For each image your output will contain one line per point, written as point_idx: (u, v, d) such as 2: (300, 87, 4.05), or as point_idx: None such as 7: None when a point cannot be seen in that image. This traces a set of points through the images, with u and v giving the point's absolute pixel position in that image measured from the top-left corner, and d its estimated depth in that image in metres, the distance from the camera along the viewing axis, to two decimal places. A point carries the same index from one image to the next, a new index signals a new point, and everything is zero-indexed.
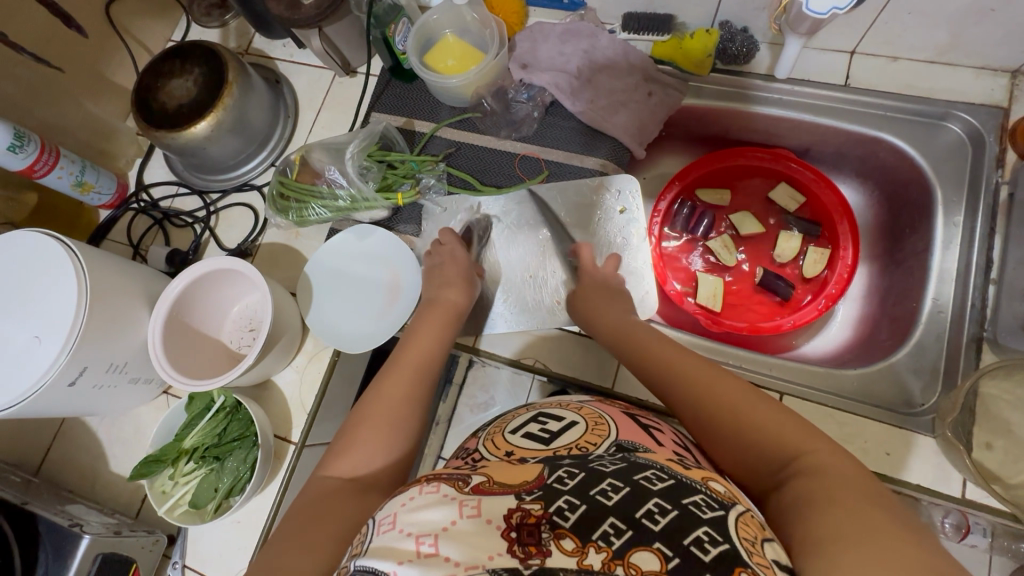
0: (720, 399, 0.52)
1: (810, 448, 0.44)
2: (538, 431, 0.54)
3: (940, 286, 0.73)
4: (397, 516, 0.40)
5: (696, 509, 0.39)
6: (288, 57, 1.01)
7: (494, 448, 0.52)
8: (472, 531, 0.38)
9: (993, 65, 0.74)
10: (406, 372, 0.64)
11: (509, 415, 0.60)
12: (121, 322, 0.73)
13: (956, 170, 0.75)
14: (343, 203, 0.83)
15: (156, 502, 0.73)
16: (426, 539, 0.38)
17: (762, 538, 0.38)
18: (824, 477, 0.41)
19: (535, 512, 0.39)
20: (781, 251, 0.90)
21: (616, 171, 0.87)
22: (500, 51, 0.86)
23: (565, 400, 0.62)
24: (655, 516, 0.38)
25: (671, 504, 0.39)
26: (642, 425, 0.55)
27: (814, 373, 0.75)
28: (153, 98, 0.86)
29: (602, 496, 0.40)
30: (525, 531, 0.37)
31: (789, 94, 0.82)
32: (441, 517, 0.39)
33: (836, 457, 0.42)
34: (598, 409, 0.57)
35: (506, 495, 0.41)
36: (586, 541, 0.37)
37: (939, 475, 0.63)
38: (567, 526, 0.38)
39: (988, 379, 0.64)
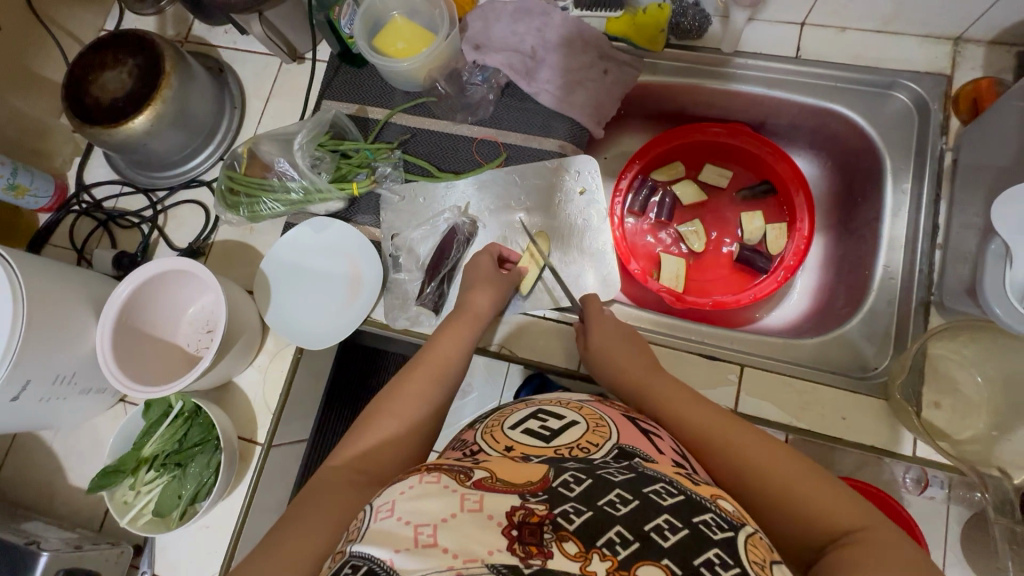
0: (760, 463, 0.48)
1: (863, 525, 0.42)
2: (538, 427, 0.53)
3: (890, 253, 0.75)
4: (394, 503, 0.40)
5: (706, 529, 0.38)
6: (231, 45, 0.96)
7: (493, 442, 0.51)
8: (473, 525, 0.37)
9: (936, 32, 0.76)
10: (434, 367, 0.63)
11: (506, 409, 0.59)
12: (65, 331, 0.69)
13: (903, 138, 0.77)
14: (296, 196, 0.80)
15: (116, 513, 0.71)
16: (425, 528, 0.37)
17: (771, 561, 0.38)
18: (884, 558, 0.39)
19: (539, 512, 0.39)
20: (747, 232, 0.91)
21: (575, 152, 0.86)
22: (451, 31, 0.83)
23: (564, 397, 0.61)
24: (665, 532, 0.38)
25: (682, 522, 0.39)
26: (642, 430, 0.54)
27: (774, 343, 0.77)
28: (86, 92, 0.81)
29: (609, 507, 0.40)
30: (526, 530, 0.37)
31: (765, 70, 0.82)
32: (443, 507, 0.39)
33: (893, 539, 0.41)
34: (598, 410, 0.56)
35: (510, 493, 0.40)
36: (589, 547, 0.36)
37: (892, 436, 0.66)
38: (570, 529, 0.37)
39: (935, 341, 0.66)
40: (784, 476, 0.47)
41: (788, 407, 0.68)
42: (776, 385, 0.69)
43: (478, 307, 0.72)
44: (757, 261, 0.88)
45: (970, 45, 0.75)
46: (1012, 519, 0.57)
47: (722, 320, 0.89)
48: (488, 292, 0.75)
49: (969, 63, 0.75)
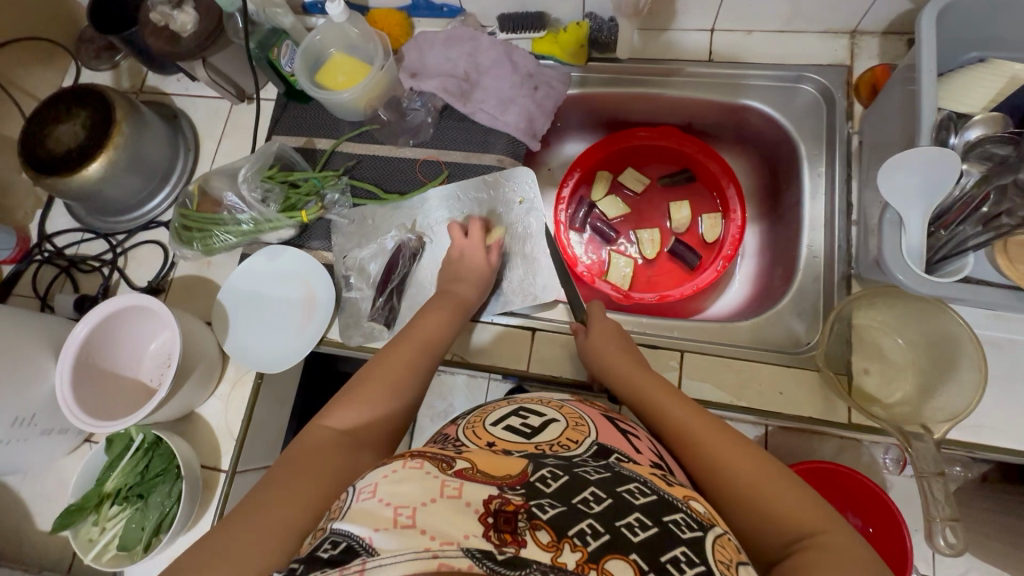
0: (734, 467, 0.51)
1: (826, 531, 0.45)
2: (519, 424, 0.57)
3: (813, 233, 0.78)
4: (377, 486, 0.41)
5: (675, 527, 0.42)
6: (183, 91, 1.01)
7: (474, 436, 0.54)
8: (452, 510, 0.39)
9: (833, 28, 0.81)
10: (415, 348, 0.67)
11: (488, 407, 0.63)
12: (23, 373, 0.71)
13: (815, 126, 0.82)
14: (247, 227, 0.84)
15: (82, 550, 0.71)
16: (405, 509, 0.38)
17: (737, 561, 0.41)
18: (838, 565, 0.41)
19: (515, 501, 0.41)
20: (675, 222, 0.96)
21: (514, 164, 0.90)
22: (386, 62, 0.88)
23: (545, 397, 0.66)
24: (635, 528, 0.40)
25: (652, 521, 0.42)
26: (619, 430, 0.58)
27: (714, 328, 0.79)
28: (41, 145, 0.85)
29: (583, 505, 0.42)
30: (502, 517, 0.39)
31: (768, 86, 0.85)
32: (423, 493, 0.40)
33: (852, 547, 0.43)
34: (577, 410, 0.61)
35: (489, 484, 0.43)
36: (561, 537, 0.38)
37: (825, 405, 0.68)
38: (543, 518, 0.39)
39: (857, 310, 0.69)
40: (754, 480, 0.50)
41: (728, 386, 0.71)
42: (714, 366, 0.72)
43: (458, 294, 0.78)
44: (689, 256, 0.92)
45: (866, 36, 0.81)
46: None
47: (672, 312, 0.92)
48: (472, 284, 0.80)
49: (867, 53, 0.81)
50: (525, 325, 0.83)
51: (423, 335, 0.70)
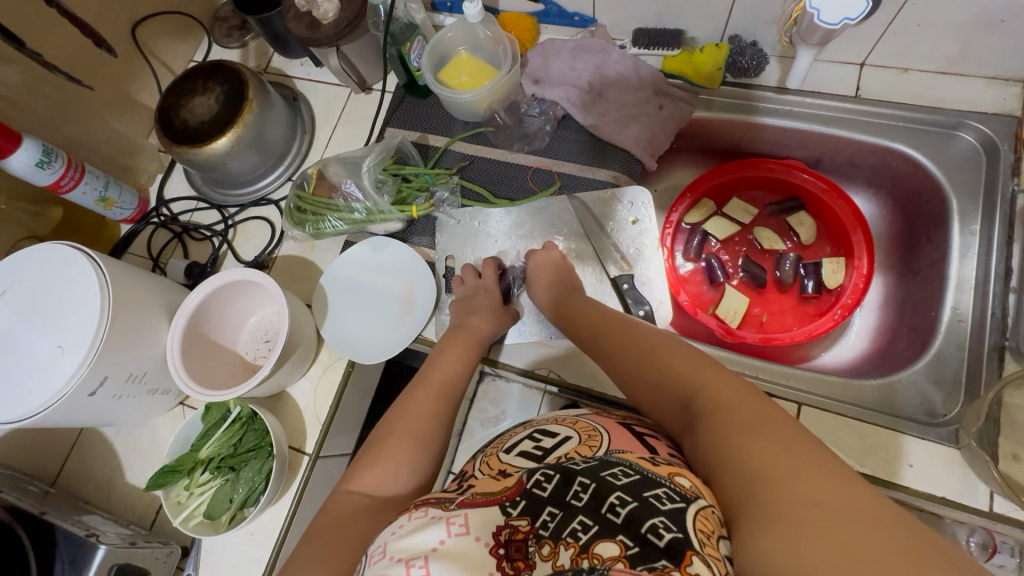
0: (672, 371, 0.52)
1: (748, 407, 0.44)
2: (532, 448, 0.53)
3: (959, 295, 0.72)
4: (386, 546, 0.43)
5: (656, 501, 0.40)
6: (305, 76, 1.04)
7: (486, 469, 0.52)
8: (461, 550, 0.40)
9: (1005, 75, 0.75)
10: (432, 393, 0.65)
11: (506, 435, 0.59)
12: (142, 332, 0.74)
13: (970, 178, 0.76)
14: (360, 216, 0.84)
15: (171, 512, 0.73)
16: (416, 561, 0.40)
17: (720, 533, 0.38)
18: (749, 424, 0.42)
19: (523, 528, 0.41)
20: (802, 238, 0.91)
21: (628, 183, 0.87)
22: (513, 67, 0.88)
23: (561, 414, 0.60)
24: (617, 509, 0.40)
25: (632, 496, 0.41)
26: (636, 434, 0.53)
27: (831, 382, 0.74)
28: (175, 115, 0.89)
29: (573, 499, 0.42)
30: (513, 547, 0.41)
31: (787, 103, 0.84)
32: (430, 538, 0.42)
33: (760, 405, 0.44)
34: (592, 422, 0.55)
35: (491, 506, 0.44)
36: (556, 541, 0.39)
37: (964, 487, 0.62)
38: (546, 534, 0.40)
39: (1011, 388, 0.62)
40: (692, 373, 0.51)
41: (850, 448, 0.65)
42: (837, 427, 0.67)
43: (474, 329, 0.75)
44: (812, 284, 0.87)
45: None
46: None
47: (774, 355, 0.87)
48: (488, 317, 0.77)
49: None
50: None
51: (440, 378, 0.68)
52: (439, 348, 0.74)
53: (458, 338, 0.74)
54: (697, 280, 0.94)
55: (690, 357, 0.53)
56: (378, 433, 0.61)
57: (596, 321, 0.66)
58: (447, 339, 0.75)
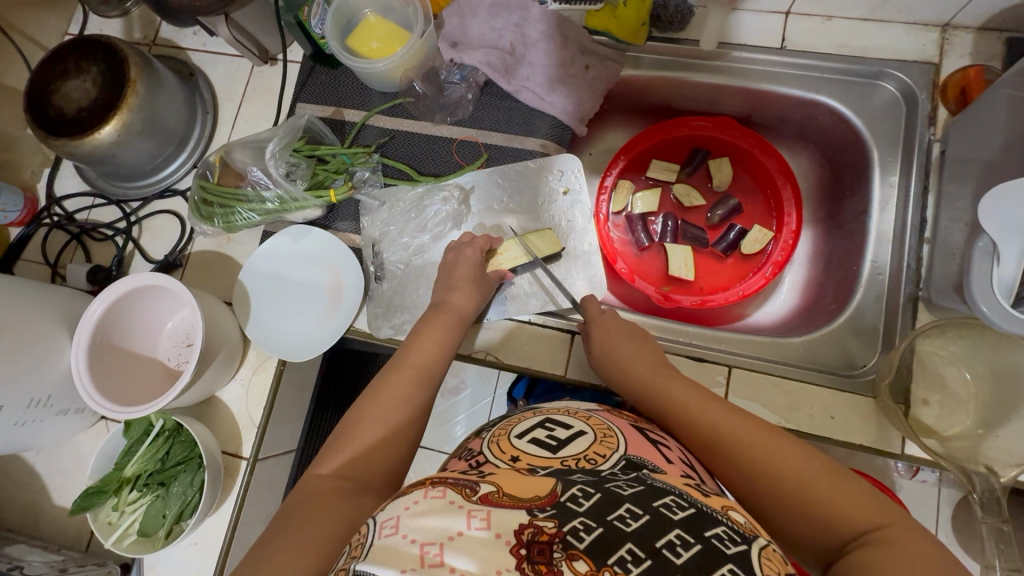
0: (782, 475, 0.48)
1: (877, 515, 0.43)
2: (545, 437, 0.53)
3: (878, 248, 0.74)
4: (399, 520, 0.39)
5: (719, 543, 0.39)
6: (200, 47, 0.93)
7: (499, 452, 0.51)
8: (481, 542, 0.37)
9: (924, 20, 0.74)
10: (397, 394, 0.60)
11: (515, 417, 0.60)
12: (39, 352, 0.68)
13: (891, 128, 0.76)
14: (272, 206, 0.78)
15: (101, 534, 0.70)
16: (432, 547, 0.37)
17: (786, 574, 0.39)
18: (901, 558, 0.39)
19: (549, 529, 0.38)
20: (720, 180, 0.90)
21: (558, 151, 0.84)
22: (426, 29, 0.81)
23: (570, 406, 0.61)
24: (678, 549, 0.38)
25: (694, 537, 0.39)
26: (651, 441, 0.54)
27: (762, 342, 0.76)
28: (47, 101, 0.78)
29: (620, 521, 0.40)
30: (536, 549, 0.37)
31: (768, 63, 0.79)
32: (450, 524, 0.38)
33: (915, 539, 0.41)
34: (605, 421, 0.56)
35: (518, 508, 0.40)
36: (601, 566, 0.36)
37: (880, 435, 0.65)
38: (581, 547, 0.37)
39: (923, 338, 0.65)
40: (803, 483, 0.47)
41: (778, 407, 0.67)
42: (764, 386, 0.68)
43: (427, 329, 0.69)
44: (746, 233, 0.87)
45: (958, 32, 0.73)
46: (999, 516, 0.57)
47: (711, 317, 0.88)
48: (469, 293, 0.73)
49: (958, 51, 0.73)
50: (560, 327, 0.77)
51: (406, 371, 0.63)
52: (418, 328, 0.70)
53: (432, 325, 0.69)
54: (636, 254, 0.93)
55: (794, 450, 0.49)
56: (349, 421, 0.59)
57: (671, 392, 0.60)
58: (427, 317, 0.71)
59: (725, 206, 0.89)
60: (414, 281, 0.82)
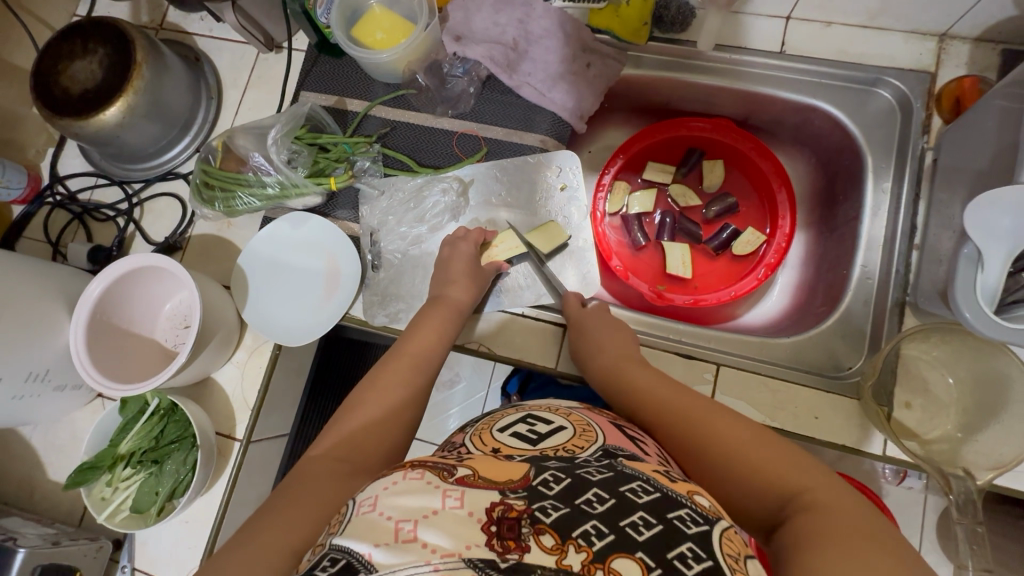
0: (724, 447, 0.49)
1: (804, 479, 0.44)
2: (526, 431, 0.54)
3: (869, 253, 0.75)
4: (377, 499, 0.41)
5: (680, 523, 0.40)
6: (206, 33, 0.94)
7: (479, 444, 0.53)
8: (454, 520, 0.38)
9: (922, 29, 0.74)
10: (395, 380, 0.62)
11: (498, 414, 0.61)
12: (38, 328, 0.69)
13: (886, 135, 0.77)
14: (273, 191, 0.79)
15: (94, 509, 0.71)
16: (406, 523, 0.38)
17: (745, 555, 0.39)
18: (829, 520, 0.39)
19: (518, 507, 0.40)
20: (711, 181, 0.92)
21: (557, 147, 0.85)
22: (430, 22, 0.82)
23: (553, 403, 0.63)
24: (639, 527, 0.39)
25: (657, 518, 0.40)
26: (630, 436, 0.54)
27: (751, 342, 0.77)
28: (53, 81, 0.79)
29: (586, 505, 0.41)
30: (504, 525, 0.38)
31: (766, 67, 0.80)
32: (425, 502, 0.40)
33: (847, 503, 0.41)
34: (586, 417, 0.57)
35: (490, 489, 0.41)
36: (565, 539, 0.38)
37: (861, 435, 0.66)
38: (547, 522, 0.38)
39: (908, 342, 0.66)
40: (746, 453, 0.48)
41: (763, 406, 0.68)
42: (750, 385, 0.69)
43: (440, 316, 0.71)
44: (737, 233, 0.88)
45: (955, 42, 0.74)
46: (973, 518, 0.58)
47: (703, 317, 0.89)
48: (468, 287, 0.75)
49: (955, 61, 0.74)
50: (554, 321, 0.78)
51: (399, 362, 0.65)
52: (417, 318, 0.72)
53: (425, 319, 0.70)
54: (631, 254, 0.94)
55: (743, 427, 0.51)
56: (344, 407, 0.59)
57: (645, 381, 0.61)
58: (424, 309, 0.73)
59: (719, 205, 0.90)
60: (411, 271, 0.83)
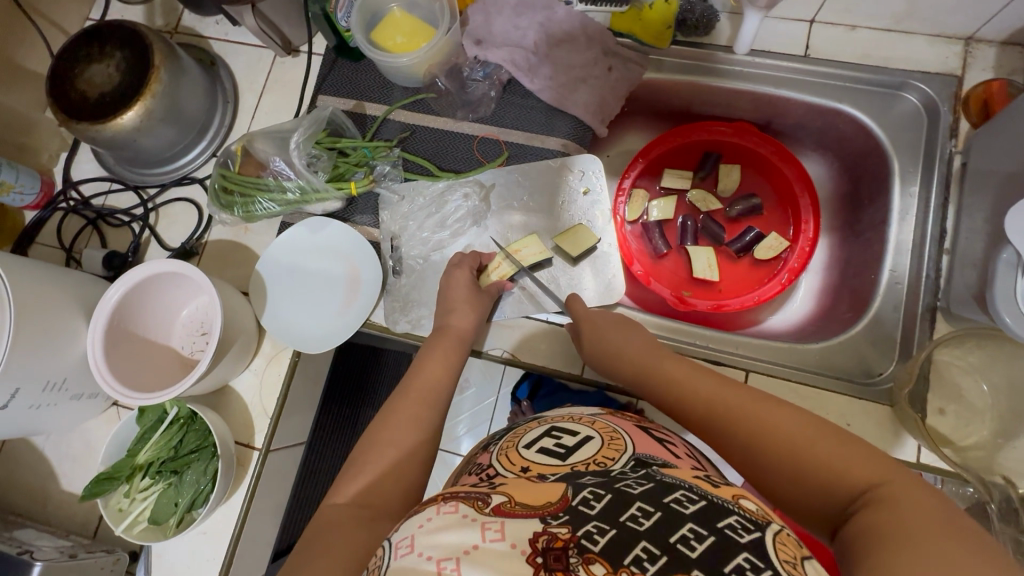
0: (776, 437, 0.47)
1: (849, 459, 0.43)
2: (553, 445, 0.53)
3: (897, 257, 0.74)
4: (414, 538, 0.40)
5: (733, 533, 0.38)
6: (222, 36, 0.93)
7: (508, 464, 0.52)
8: (498, 554, 0.37)
9: (948, 32, 0.74)
10: (414, 401, 0.61)
11: (520, 428, 0.59)
12: (56, 336, 0.68)
13: (913, 139, 0.76)
14: (293, 196, 0.78)
15: (112, 521, 0.70)
16: (449, 562, 0.37)
17: (802, 558, 0.38)
18: (901, 513, 0.38)
19: (562, 536, 0.38)
20: (726, 185, 0.91)
21: (579, 151, 0.84)
22: (452, 26, 0.81)
23: (574, 410, 0.61)
24: (691, 542, 0.38)
25: (707, 529, 0.38)
26: (657, 440, 0.55)
27: (779, 347, 0.76)
28: (70, 85, 0.78)
29: (632, 522, 0.39)
30: (551, 556, 0.37)
31: (790, 71, 0.80)
32: (465, 538, 0.39)
33: (918, 492, 0.40)
34: (611, 424, 0.57)
35: (531, 517, 0.40)
36: (618, 567, 0.36)
37: (896, 442, 0.65)
38: (596, 551, 0.37)
39: (942, 347, 0.65)
40: (800, 443, 0.46)
41: None
42: (782, 393, 0.69)
43: (457, 330, 0.71)
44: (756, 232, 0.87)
45: (981, 45, 0.74)
46: (1016, 527, 0.57)
47: (724, 321, 0.88)
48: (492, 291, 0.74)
49: (981, 64, 0.74)
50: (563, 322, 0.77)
51: (425, 382, 0.64)
52: (421, 354, 0.69)
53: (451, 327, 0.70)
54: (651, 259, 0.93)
55: (789, 413, 0.49)
56: (367, 437, 0.58)
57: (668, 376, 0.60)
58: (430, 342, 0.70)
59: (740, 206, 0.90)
60: (432, 276, 0.82)
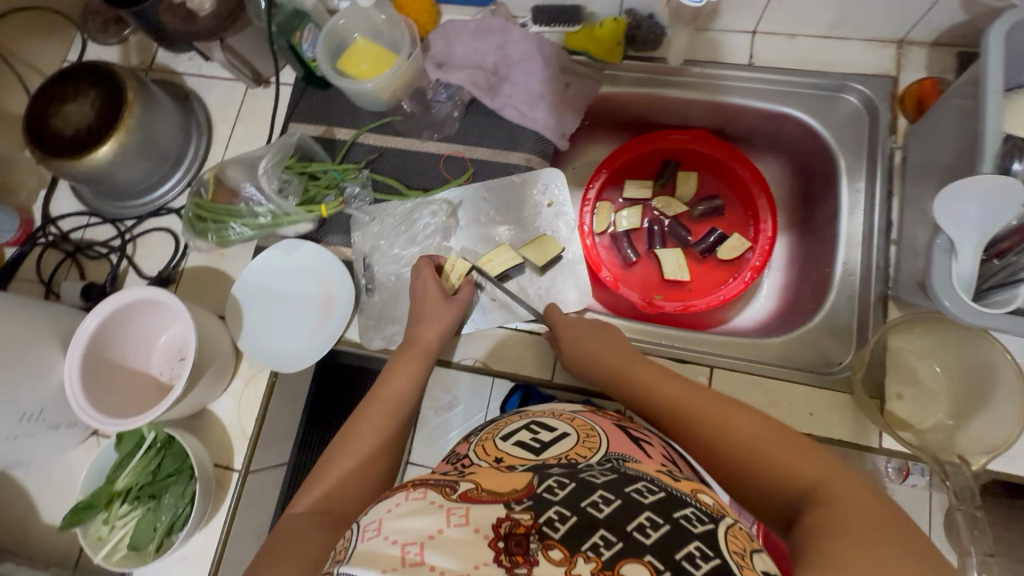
0: (736, 438, 0.50)
1: (832, 481, 0.43)
2: (529, 439, 0.55)
3: (849, 250, 0.77)
4: (382, 523, 0.40)
5: (687, 523, 0.40)
6: (195, 71, 0.97)
7: (484, 454, 0.53)
8: (460, 539, 0.37)
9: (881, 36, 0.79)
10: (381, 413, 0.63)
11: (501, 421, 0.61)
12: (32, 366, 0.69)
13: (856, 137, 0.80)
14: (265, 220, 0.81)
15: (92, 549, 0.70)
16: (413, 546, 0.37)
17: (751, 549, 0.40)
18: (843, 512, 0.40)
19: (525, 521, 0.39)
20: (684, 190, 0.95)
21: (542, 164, 0.87)
22: (413, 51, 0.84)
23: (557, 408, 0.63)
24: (647, 530, 0.39)
25: (664, 518, 0.40)
26: (632, 438, 0.57)
27: (740, 343, 0.78)
28: (45, 123, 0.81)
29: (592, 509, 0.41)
30: (513, 540, 0.37)
31: (737, 78, 0.84)
32: (429, 523, 0.38)
33: (861, 494, 0.41)
34: (589, 421, 0.58)
35: (495, 503, 0.41)
36: (575, 552, 0.37)
37: (856, 428, 0.67)
38: (556, 537, 0.38)
39: (894, 333, 0.68)
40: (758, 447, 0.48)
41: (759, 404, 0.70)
42: (745, 386, 0.71)
43: (426, 342, 0.72)
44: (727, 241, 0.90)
45: (913, 47, 0.78)
46: (972, 503, 0.59)
47: (693, 321, 0.91)
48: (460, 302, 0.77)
49: (914, 65, 0.78)
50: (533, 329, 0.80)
51: (394, 393, 0.66)
52: (391, 362, 0.71)
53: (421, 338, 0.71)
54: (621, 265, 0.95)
55: (750, 416, 0.51)
56: (331, 449, 0.60)
57: (646, 381, 0.62)
58: (396, 356, 0.71)
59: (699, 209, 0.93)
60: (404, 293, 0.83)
